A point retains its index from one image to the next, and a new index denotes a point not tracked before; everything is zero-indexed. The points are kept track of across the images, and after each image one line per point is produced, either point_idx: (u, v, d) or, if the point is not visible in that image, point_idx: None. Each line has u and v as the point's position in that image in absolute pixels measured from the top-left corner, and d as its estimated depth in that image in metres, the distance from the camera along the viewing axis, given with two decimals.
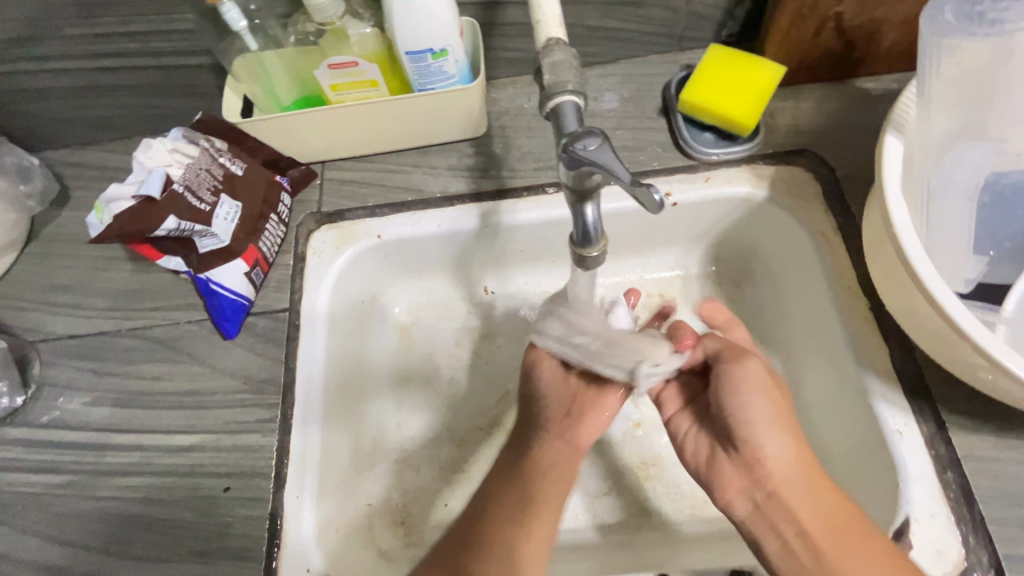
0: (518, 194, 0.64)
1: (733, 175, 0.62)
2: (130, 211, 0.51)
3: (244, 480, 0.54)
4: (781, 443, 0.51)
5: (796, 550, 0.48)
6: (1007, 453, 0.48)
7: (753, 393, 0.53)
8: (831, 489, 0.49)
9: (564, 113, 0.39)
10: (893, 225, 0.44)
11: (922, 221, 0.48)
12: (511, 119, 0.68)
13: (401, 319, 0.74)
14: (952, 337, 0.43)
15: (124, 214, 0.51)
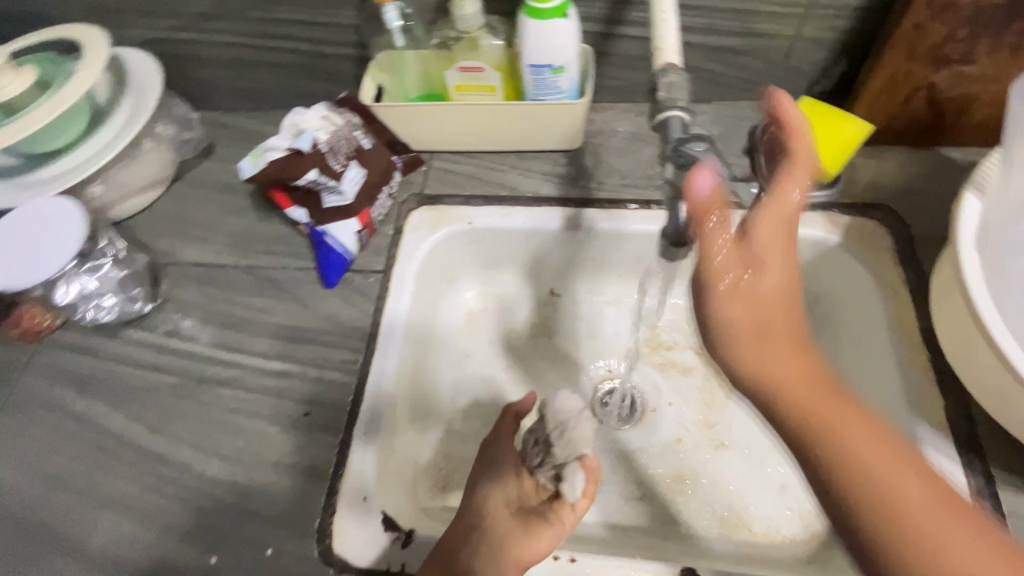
0: (600, 204, 0.70)
1: (809, 218, 0.66)
2: (283, 160, 0.61)
3: (323, 408, 0.60)
4: (772, 358, 0.43)
5: (882, 481, 0.39)
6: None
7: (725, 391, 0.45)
8: (843, 407, 0.42)
9: (670, 126, 0.45)
10: (964, 273, 0.46)
11: (993, 280, 0.51)
12: (605, 140, 0.74)
13: (471, 303, 0.80)
14: (1012, 388, 0.45)
15: (277, 162, 0.61)
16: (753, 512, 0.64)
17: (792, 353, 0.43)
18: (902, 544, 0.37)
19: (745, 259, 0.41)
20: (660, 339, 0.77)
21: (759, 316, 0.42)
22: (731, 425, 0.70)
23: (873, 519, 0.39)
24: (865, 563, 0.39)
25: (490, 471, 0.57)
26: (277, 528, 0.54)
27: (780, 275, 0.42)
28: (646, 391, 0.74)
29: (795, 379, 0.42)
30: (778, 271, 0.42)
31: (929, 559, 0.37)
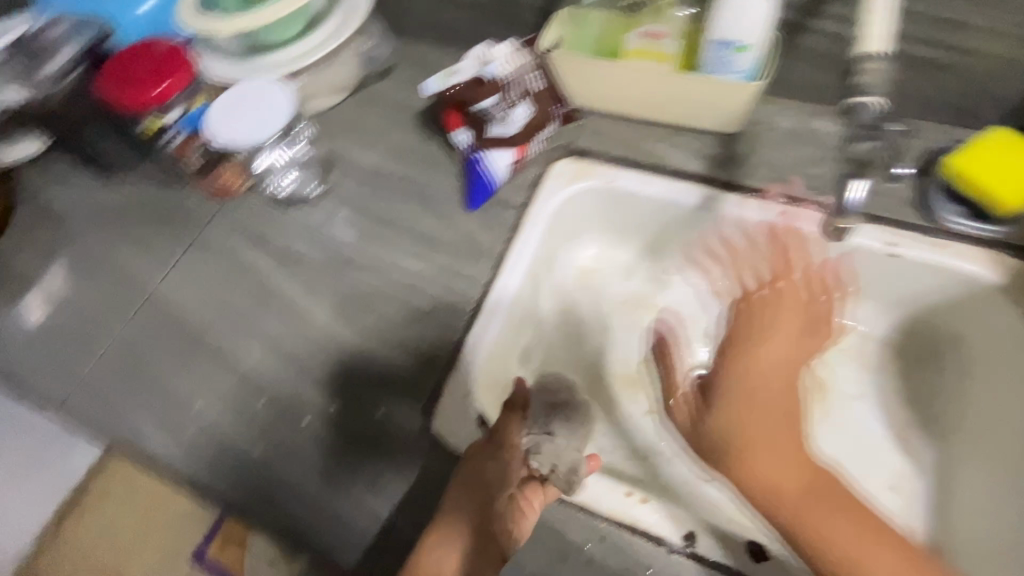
0: (745, 192, 0.71)
1: (970, 253, 0.62)
2: (469, 81, 0.70)
3: (447, 311, 0.67)
4: (762, 460, 0.50)
5: (810, 535, 0.48)
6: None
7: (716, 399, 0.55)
8: (816, 505, 0.49)
9: (866, 110, 0.49)
10: None
11: None
12: (764, 131, 0.74)
13: (587, 262, 0.83)
14: None
15: (464, 83, 0.70)
16: None
17: (794, 462, 0.50)
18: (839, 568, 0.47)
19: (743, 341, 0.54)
20: None
21: (750, 415, 0.53)
22: (825, 443, 0.69)
23: (828, 555, 0.47)
24: (808, 544, 0.48)
25: (488, 464, 0.55)
26: (389, 398, 0.63)
27: (771, 370, 0.56)
28: None
29: (781, 477, 0.49)
30: (775, 372, 0.56)
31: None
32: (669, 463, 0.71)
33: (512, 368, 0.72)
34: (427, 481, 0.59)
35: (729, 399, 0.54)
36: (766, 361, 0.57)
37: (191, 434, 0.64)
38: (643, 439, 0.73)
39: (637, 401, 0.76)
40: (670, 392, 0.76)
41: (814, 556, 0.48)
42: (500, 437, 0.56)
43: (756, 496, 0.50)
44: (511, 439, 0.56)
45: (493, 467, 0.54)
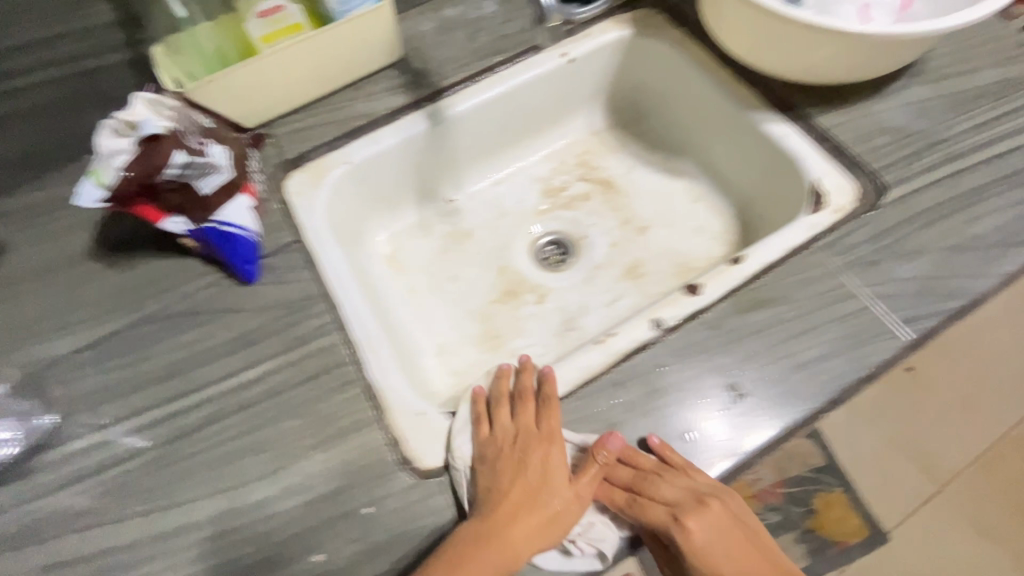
0: (451, 90, 0.75)
1: (604, 26, 0.79)
2: (139, 156, 0.53)
3: (330, 373, 0.57)
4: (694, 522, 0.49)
5: (728, 552, 0.49)
6: (876, 114, 0.66)
7: (598, 474, 0.51)
8: (570, 499, 0.50)
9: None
10: None
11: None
12: (420, 41, 0.79)
13: (386, 251, 0.82)
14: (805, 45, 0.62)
15: (134, 162, 0.52)
16: (691, 255, 0.79)
17: (535, 476, 0.51)
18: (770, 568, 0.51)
19: (658, 468, 0.51)
20: (555, 186, 0.87)
21: (524, 485, 0.51)
22: (640, 212, 0.84)
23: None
24: None
25: (533, 453, 0.52)
26: (357, 491, 0.51)
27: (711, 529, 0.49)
28: (569, 228, 0.84)
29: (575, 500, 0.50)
30: (708, 546, 0.49)
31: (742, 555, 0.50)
32: (585, 316, 0.76)
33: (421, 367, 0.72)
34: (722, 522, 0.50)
35: (709, 515, 0.49)
36: (700, 529, 0.49)
37: (495, 462, 0.51)
38: (554, 322, 0.76)
39: (526, 301, 0.78)
40: (539, 274, 0.81)
41: None
42: (515, 423, 0.54)
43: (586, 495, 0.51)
44: (545, 419, 0.53)
45: (522, 485, 0.51)
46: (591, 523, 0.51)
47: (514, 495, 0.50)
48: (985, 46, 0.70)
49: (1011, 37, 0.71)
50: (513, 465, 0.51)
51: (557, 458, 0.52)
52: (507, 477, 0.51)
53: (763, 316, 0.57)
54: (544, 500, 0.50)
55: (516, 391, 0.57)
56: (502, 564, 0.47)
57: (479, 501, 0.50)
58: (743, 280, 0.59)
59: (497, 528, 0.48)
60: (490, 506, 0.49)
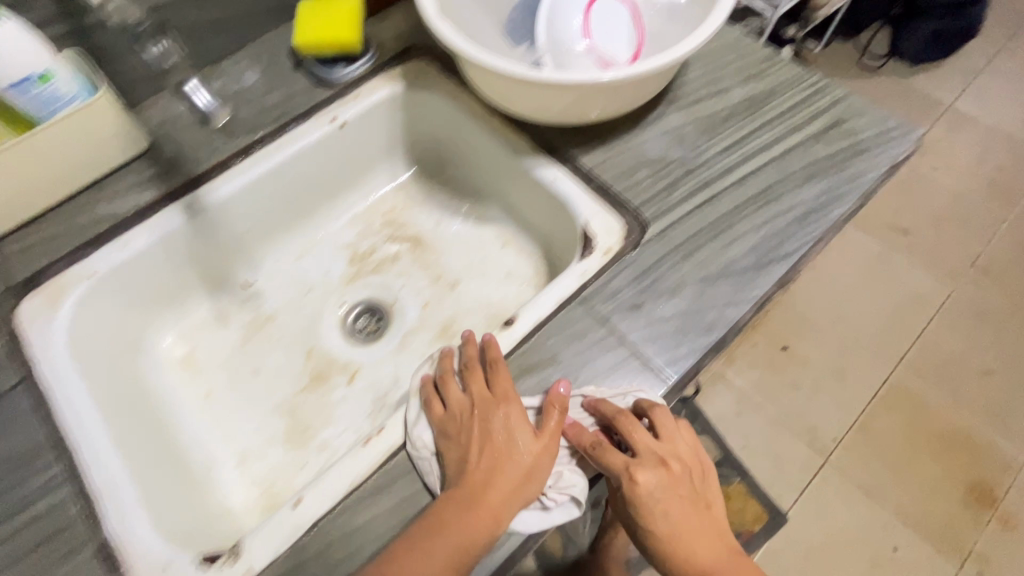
0: (209, 176, 0.69)
1: (374, 85, 0.76)
2: None
3: (57, 538, 0.50)
4: (642, 476, 0.52)
5: (664, 509, 0.53)
6: (634, 147, 0.67)
7: (546, 445, 0.52)
8: (532, 459, 0.51)
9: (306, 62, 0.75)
10: (450, 44, 0.58)
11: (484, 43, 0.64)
12: (174, 125, 0.73)
13: (178, 351, 0.75)
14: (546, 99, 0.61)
15: None
16: (504, 304, 0.77)
17: (504, 438, 0.52)
18: (683, 531, 0.53)
19: (597, 441, 0.54)
20: (362, 251, 0.82)
21: (493, 453, 0.51)
22: (451, 266, 0.81)
23: (674, 560, 0.53)
24: (658, 554, 0.53)
25: (492, 418, 0.53)
26: None
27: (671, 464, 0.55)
28: (379, 295, 0.79)
29: (535, 464, 0.51)
30: (655, 492, 0.53)
31: (682, 499, 0.54)
32: (396, 389, 0.72)
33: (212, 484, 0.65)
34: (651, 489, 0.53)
35: (658, 480, 0.53)
36: (649, 480, 0.53)
37: (459, 436, 0.53)
38: (366, 402, 0.71)
39: (336, 384, 0.73)
40: (350, 350, 0.76)
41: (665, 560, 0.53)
42: (469, 394, 0.55)
43: (538, 468, 0.51)
44: (496, 386, 0.54)
45: (489, 450, 0.51)
46: (559, 473, 0.53)
47: (456, 491, 0.49)
48: (728, 68, 0.73)
49: (753, 55, 0.74)
50: (479, 432, 0.52)
51: (518, 420, 0.52)
52: (474, 448, 0.52)
53: (531, 383, 0.56)
54: (508, 465, 0.50)
55: (469, 362, 0.57)
56: (487, 528, 0.47)
57: (452, 475, 0.51)
58: (513, 346, 0.57)
59: (471, 499, 0.48)
60: (462, 479, 0.50)
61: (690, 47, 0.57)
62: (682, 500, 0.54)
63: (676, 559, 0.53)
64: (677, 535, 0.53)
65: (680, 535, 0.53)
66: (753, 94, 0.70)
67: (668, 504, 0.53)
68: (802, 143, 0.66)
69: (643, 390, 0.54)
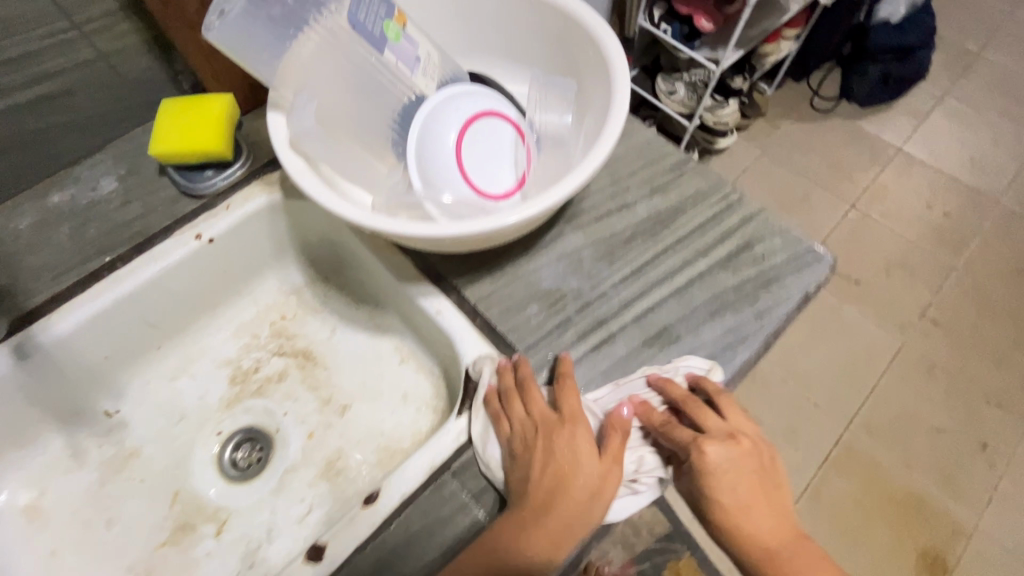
0: (46, 310, 0.60)
1: (248, 193, 0.68)
2: None
3: None
4: (712, 452, 0.49)
5: (738, 488, 0.49)
6: (527, 276, 0.60)
7: (609, 460, 0.49)
8: (598, 478, 0.48)
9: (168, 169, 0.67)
10: (300, 182, 0.50)
11: (356, 166, 0.56)
12: (11, 245, 0.64)
13: (21, 500, 0.65)
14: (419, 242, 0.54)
15: None
16: (398, 433, 0.69)
17: (585, 443, 0.49)
18: (763, 504, 0.50)
19: (662, 420, 0.51)
20: (245, 368, 0.74)
21: (553, 477, 0.48)
22: (343, 386, 0.73)
23: (763, 542, 0.49)
24: (738, 545, 0.49)
25: (558, 440, 0.50)
26: None
27: (728, 462, 0.49)
28: (261, 421, 0.72)
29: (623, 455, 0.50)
30: (726, 468, 0.49)
31: (761, 473, 0.51)
32: (269, 543, 0.63)
33: None
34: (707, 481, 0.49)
35: (726, 450, 0.49)
36: (718, 453, 0.49)
37: (516, 454, 0.51)
38: (233, 559, 0.63)
39: (203, 535, 0.65)
40: (222, 492, 0.68)
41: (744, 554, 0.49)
42: (532, 416, 0.52)
43: (608, 481, 0.49)
44: (541, 412, 0.52)
45: (558, 466, 0.49)
46: (643, 457, 0.52)
47: (508, 521, 0.47)
48: (636, 177, 0.67)
49: (662, 162, 0.68)
50: (546, 451, 0.49)
51: (585, 438, 0.49)
52: (538, 470, 0.49)
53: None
54: (579, 479, 0.48)
55: (508, 394, 0.53)
56: (546, 552, 0.46)
57: (514, 498, 0.49)
58: (374, 528, 0.50)
59: (532, 521, 0.47)
60: (525, 497, 0.48)
61: (558, 197, 0.50)
62: (753, 491, 0.50)
63: (755, 545, 0.49)
64: (756, 513, 0.49)
65: (761, 511, 0.50)
66: (659, 210, 0.64)
67: (753, 468, 0.50)
68: (707, 271, 0.61)
69: (690, 366, 0.54)
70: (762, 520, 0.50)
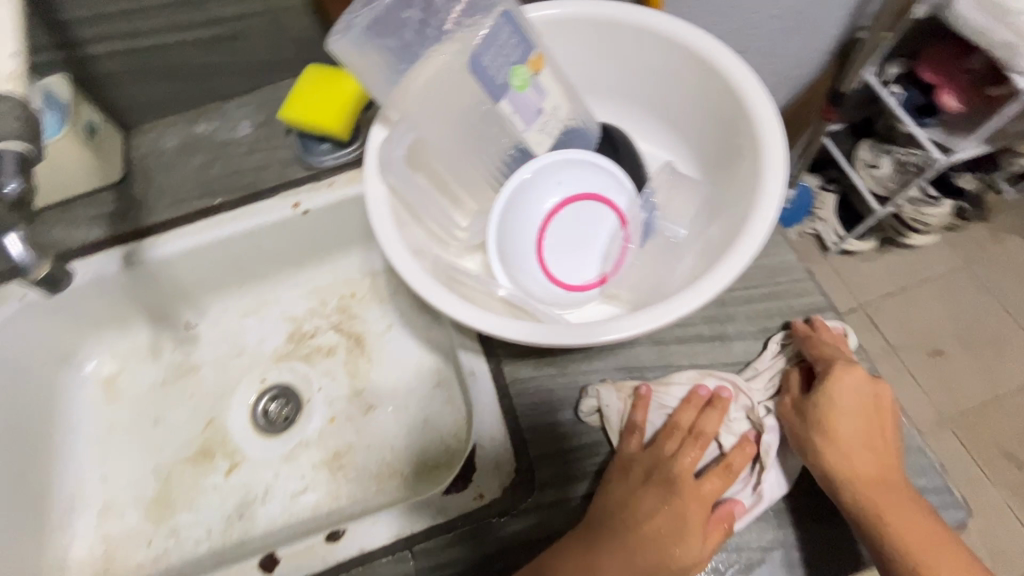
0: (157, 231, 0.67)
1: (352, 177, 0.68)
2: None
3: None
4: (845, 391, 0.48)
5: (871, 444, 0.47)
6: (573, 377, 0.54)
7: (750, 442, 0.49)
8: (747, 444, 0.49)
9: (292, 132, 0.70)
10: (371, 215, 0.47)
11: (440, 204, 0.53)
12: (153, 161, 0.71)
13: (105, 372, 0.76)
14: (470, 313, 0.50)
15: None
16: (405, 455, 0.68)
17: (706, 436, 0.48)
18: (892, 483, 0.47)
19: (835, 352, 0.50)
20: (304, 330, 0.78)
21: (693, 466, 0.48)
22: (377, 385, 0.74)
23: (881, 510, 0.45)
24: (874, 514, 0.45)
25: (699, 450, 0.48)
26: None
27: (852, 398, 0.48)
28: (297, 385, 0.75)
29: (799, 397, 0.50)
30: (857, 401, 0.48)
31: (886, 435, 0.48)
32: (262, 502, 0.68)
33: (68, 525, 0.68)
34: (836, 413, 0.47)
35: (861, 389, 0.49)
36: (849, 389, 0.48)
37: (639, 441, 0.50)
38: (230, 501, 0.69)
39: (216, 468, 0.71)
40: (245, 437, 0.73)
41: (871, 528, 0.45)
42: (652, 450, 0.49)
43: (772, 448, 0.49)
44: (678, 423, 0.50)
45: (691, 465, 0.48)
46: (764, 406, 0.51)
47: (652, 499, 0.46)
48: (747, 308, 0.55)
49: (789, 300, 0.56)
50: (690, 461, 0.48)
51: (716, 421, 0.49)
52: (688, 480, 0.47)
53: None
54: (730, 470, 0.48)
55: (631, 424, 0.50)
56: (708, 528, 0.45)
57: (656, 494, 0.46)
58: (327, 566, 0.50)
59: (688, 491, 0.47)
60: (665, 480, 0.47)
61: (625, 332, 0.43)
62: (888, 452, 0.48)
63: (886, 497, 0.46)
64: (881, 478, 0.46)
65: (891, 477, 0.47)
66: (757, 360, 0.53)
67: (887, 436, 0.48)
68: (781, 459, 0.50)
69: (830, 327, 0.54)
70: (874, 471, 0.47)
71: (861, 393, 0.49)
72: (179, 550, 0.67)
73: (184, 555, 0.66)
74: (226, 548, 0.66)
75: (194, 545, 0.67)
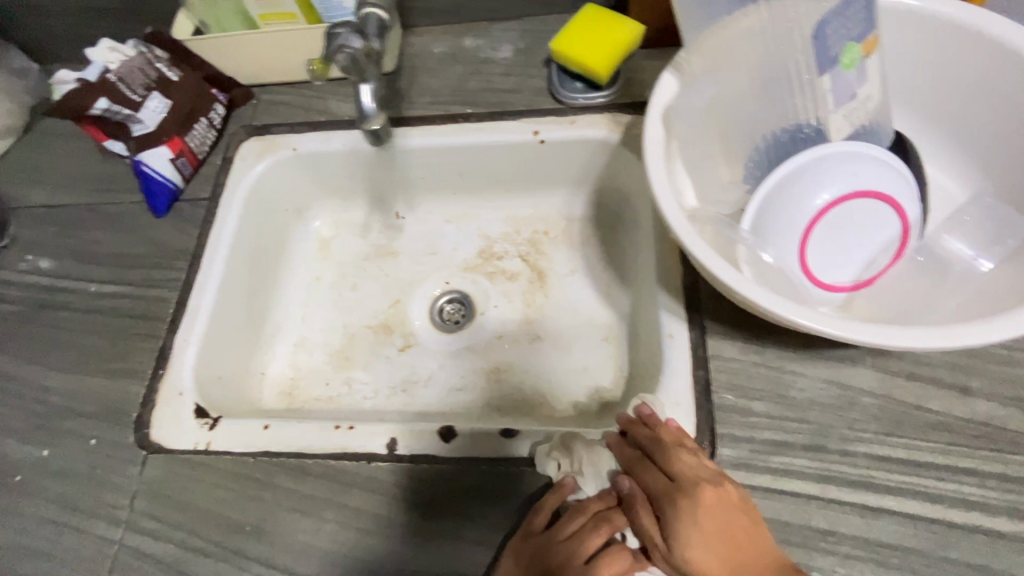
0: (412, 123, 0.75)
1: (594, 120, 0.70)
2: (80, 89, 0.68)
3: (145, 322, 0.67)
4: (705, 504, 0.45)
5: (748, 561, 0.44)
6: (778, 373, 0.52)
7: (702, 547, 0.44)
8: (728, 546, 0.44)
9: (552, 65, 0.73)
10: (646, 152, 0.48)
11: (701, 163, 0.53)
12: (421, 61, 0.78)
13: (323, 232, 0.87)
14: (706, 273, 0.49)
15: (77, 90, 0.67)
16: (559, 391, 0.72)
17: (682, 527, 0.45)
18: None
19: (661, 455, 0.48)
20: (493, 250, 0.83)
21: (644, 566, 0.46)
22: (547, 320, 0.77)
23: None
24: None
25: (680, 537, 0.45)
26: (96, 422, 0.62)
27: (711, 513, 0.45)
28: (476, 296, 0.81)
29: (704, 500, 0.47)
30: (723, 515, 0.45)
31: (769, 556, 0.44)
32: (424, 385, 0.75)
33: (269, 347, 0.79)
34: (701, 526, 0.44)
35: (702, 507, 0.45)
36: (709, 501, 0.45)
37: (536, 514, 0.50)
38: (396, 375, 0.77)
39: (392, 343, 0.79)
40: (421, 326, 0.80)
41: None
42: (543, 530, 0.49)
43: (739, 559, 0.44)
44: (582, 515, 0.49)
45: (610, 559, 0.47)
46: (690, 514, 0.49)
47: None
48: (1000, 369, 0.50)
49: None
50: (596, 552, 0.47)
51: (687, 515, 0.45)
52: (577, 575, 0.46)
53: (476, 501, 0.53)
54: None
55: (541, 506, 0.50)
56: None
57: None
58: (497, 456, 0.54)
59: None
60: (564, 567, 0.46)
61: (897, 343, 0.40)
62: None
63: None
64: None
65: None
66: (996, 427, 0.48)
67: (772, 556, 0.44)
68: (998, 535, 0.45)
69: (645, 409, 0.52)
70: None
71: (714, 506, 0.45)
72: (347, 399, 0.76)
73: (350, 404, 0.75)
74: (385, 411, 0.74)
75: (359, 400, 0.76)
